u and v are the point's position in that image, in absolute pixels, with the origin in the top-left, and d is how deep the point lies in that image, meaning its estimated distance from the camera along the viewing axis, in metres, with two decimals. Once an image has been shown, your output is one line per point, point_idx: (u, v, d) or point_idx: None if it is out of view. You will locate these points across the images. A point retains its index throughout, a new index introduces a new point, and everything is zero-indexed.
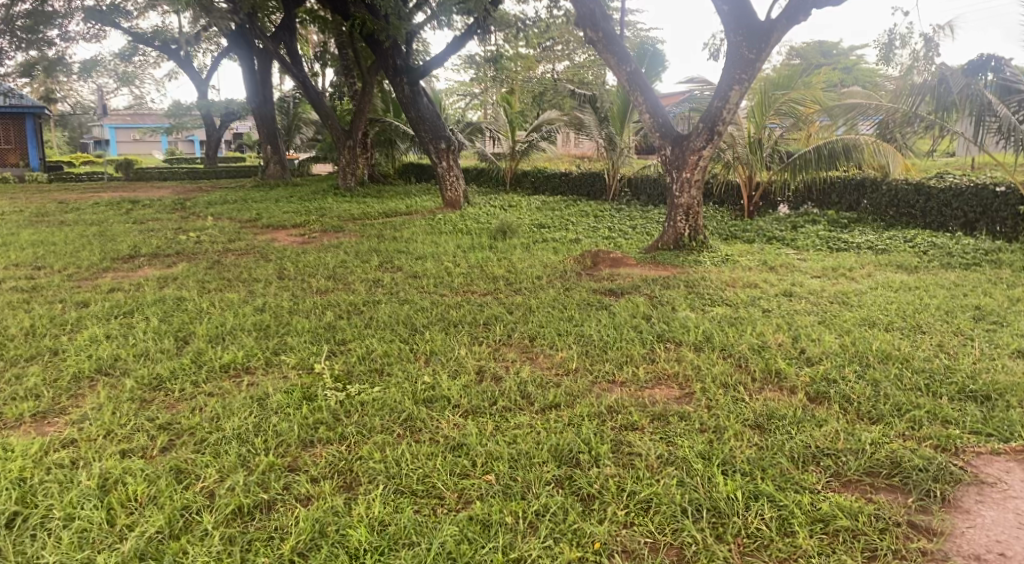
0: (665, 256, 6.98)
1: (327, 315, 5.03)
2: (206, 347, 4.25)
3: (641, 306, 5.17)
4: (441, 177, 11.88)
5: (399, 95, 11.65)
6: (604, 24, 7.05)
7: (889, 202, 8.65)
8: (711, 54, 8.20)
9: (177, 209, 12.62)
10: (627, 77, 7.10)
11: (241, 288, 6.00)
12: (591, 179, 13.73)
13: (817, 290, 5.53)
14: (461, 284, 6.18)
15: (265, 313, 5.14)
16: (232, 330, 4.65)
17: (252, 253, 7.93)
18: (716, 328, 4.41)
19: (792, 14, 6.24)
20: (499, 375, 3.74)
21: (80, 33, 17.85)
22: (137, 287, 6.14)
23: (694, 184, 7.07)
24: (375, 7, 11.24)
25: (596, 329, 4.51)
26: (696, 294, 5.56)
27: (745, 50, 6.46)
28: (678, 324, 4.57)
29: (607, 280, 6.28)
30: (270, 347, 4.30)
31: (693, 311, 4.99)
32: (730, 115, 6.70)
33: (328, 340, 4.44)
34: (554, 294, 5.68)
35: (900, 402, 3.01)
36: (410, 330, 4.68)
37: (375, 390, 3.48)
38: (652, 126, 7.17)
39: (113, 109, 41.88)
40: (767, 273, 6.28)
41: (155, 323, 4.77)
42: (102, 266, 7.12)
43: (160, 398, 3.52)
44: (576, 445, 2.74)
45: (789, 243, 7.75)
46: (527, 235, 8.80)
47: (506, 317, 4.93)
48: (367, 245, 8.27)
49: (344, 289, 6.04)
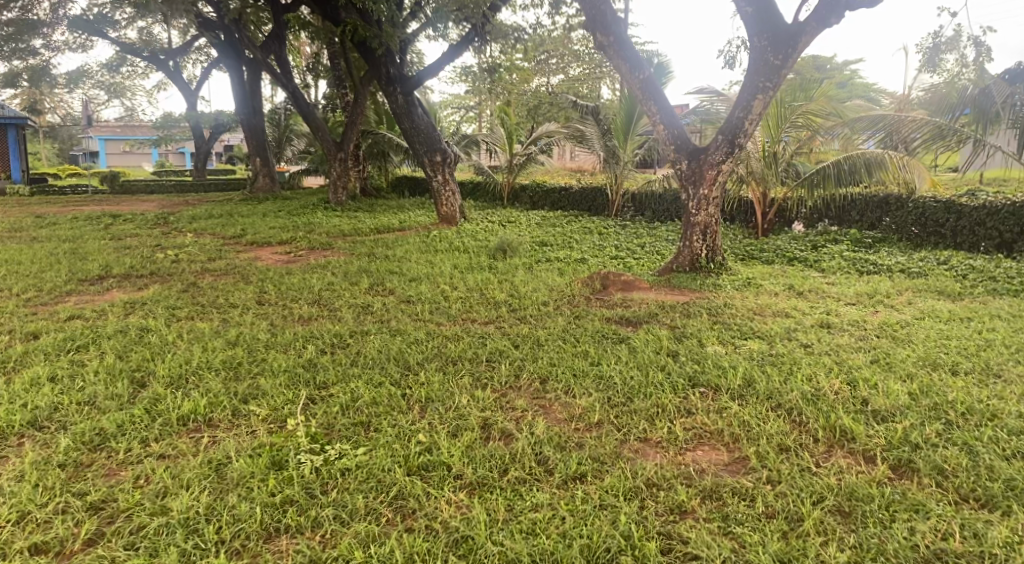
0: (680, 280, 6.42)
1: (309, 350, 4.42)
2: (164, 392, 3.62)
3: (664, 338, 4.59)
4: (437, 191, 11.31)
5: (393, 106, 11.05)
6: (616, 28, 6.51)
7: (915, 219, 8.13)
8: (726, 63, 7.67)
9: (160, 224, 12.02)
10: (640, 86, 6.56)
11: (214, 316, 5.38)
12: (592, 195, 13.20)
13: (857, 321, 5.00)
14: (459, 311, 5.59)
15: (238, 347, 4.51)
16: (197, 370, 4.02)
17: (232, 274, 7.31)
18: (756, 370, 3.85)
19: (823, 16, 5.72)
20: (509, 430, 3.15)
21: (66, 43, 17.28)
22: (101, 315, 5.50)
23: (712, 202, 6.50)
24: (367, 13, 10.71)
25: (618, 369, 3.92)
26: (723, 325, 4.99)
27: (770, 55, 5.92)
28: (711, 363, 3.99)
29: (620, 306, 5.71)
30: (238, 393, 3.68)
31: (724, 347, 4.43)
32: (753, 126, 6.16)
33: (307, 385, 3.82)
34: (563, 324, 5.09)
35: (1010, 477, 2.54)
36: (402, 370, 4.06)
37: (361, 453, 2.89)
38: (666, 138, 6.60)
39: (101, 121, 41.23)
40: (796, 299, 5.76)
41: (110, 359, 4.14)
42: (65, 289, 6.48)
43: (99, 461, 2.91)
44: (615, 542, 2.24)
45: (813, 265, 7.20)
46: (529, 254, 8.22)
47: (511, 353, 4.34)
48: (357, 264, 7.68)
49: (329, 317, 5.43)
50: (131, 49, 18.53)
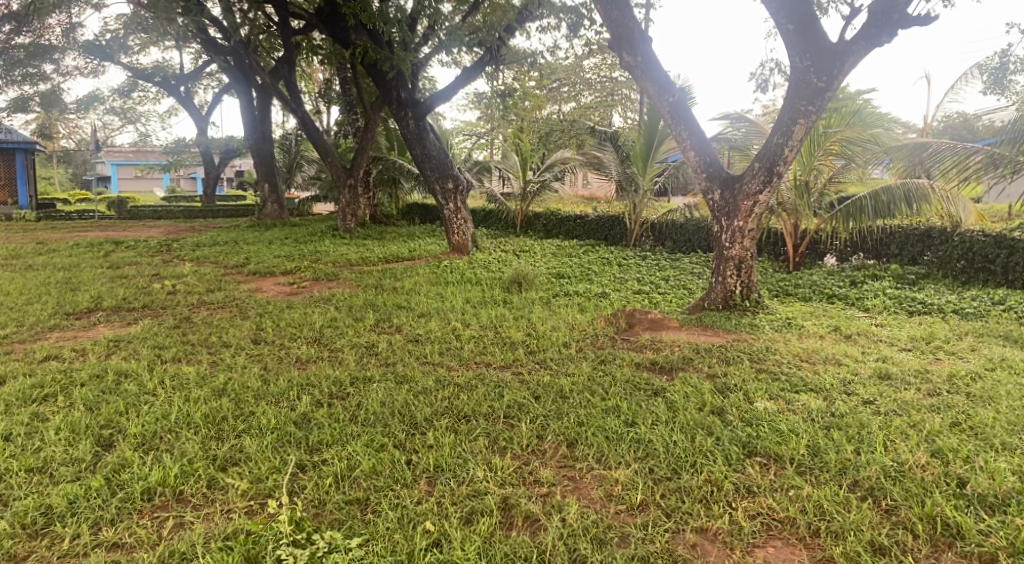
0: (714, 319, 5.89)
1: (303, 402, 3.90)
2: (130, 456, 3.11)
3: (705, 391, 4.03)
4: (448, 219, 10.88)
5: (403, 131, 10.65)
6: (643, 47, 6.08)
7: (961, 254, 7.57)
8: (758, 86, 7.22)
9: (161, 252, 11.64)
10: (669, 108, 6.09)
11: (204, 359, 4.87)
12: (609, 223, 12.71)
13: (920, 372, 4.45)
14: (471, 353, 5.07)
15: (225, 397, 4.01)
16: (174, 426, 3.52)
17: (230, 308, 6.85)
18: (821, 437, 3.30)
19: (872, 35, 5.29)
20: (535, 514, 2.69)
21: (78, 68, 17.19)
22: (80, 355, 5.01)
23: (747, 234, 5.98)
24: (377, 34, 10.33)
25: (658, 432, 3.38)
26: (770, 376, 4.43)
27: (813, 77, 5.45)
28: (766, 426, 3.44)
29: (651, 349, 5.17)
30: (216, 458, 3.18)
31: (776, 404, 3.87)
32: (793, 153, 5.66)
33: (297, 447, 3.31)
34: (589, 370, 4.55)
35: None
36: (407, 428, 3.53)
37: (355, 546, 2.46)
38: (696, 165, 6.11)
39: (115, 147, 41.33)
40: (844, 343, 5.24)
41: (76, 413, 3.64)
42: (49, 323, 6.02)
43: (37, 554, 2.47)
44: None
45: (854, 303, 6.66)
46: (546, 287, 7.71)
47: (532, 406, 3.81)
48: (363, 297, 7.20)
49: (329, 360, 4.92)
50: (143, 74, 18.43)
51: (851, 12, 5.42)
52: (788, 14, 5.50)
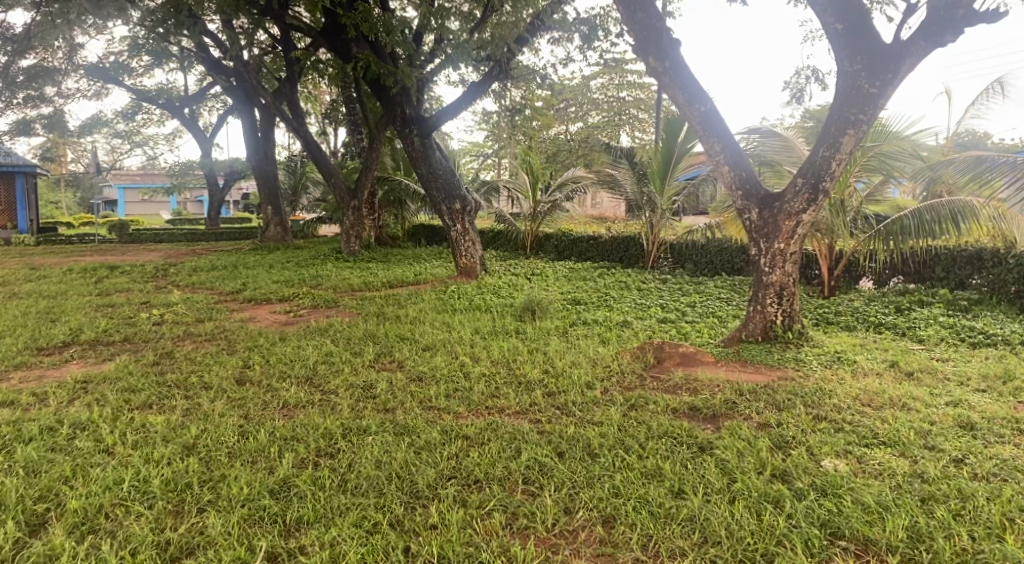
0: (753, 352, 5.26)
1: (284, 461, 3.28)
2: (62, 546, 2.57)
3: (761, 448, 3.38)
4: (455, 241, 10.34)
5: (408, 149, 10.15)
6: (672, 52, 5.51)
7: (1017, 277, 6.96)
8: (793, 97, 6.65)
9: (156, 277, 11.13)
10: (700, 118, 5.51)
11: (177, 404, 4.27)
12: (624, 244, 12.10)
13: (1009, 420, 3.79)
14: (482, 395, 4.42)
15: (194, 455, 3.40)
16: (125, 498, 2.92)
17: (218, 341, 6.27)
18: (920, 513, 2.67)
19: (933, 33, 4.73)
20: None
21: (80, 91, 16.86)
22: (39, 401, 4.41)
23: (789, 257, 5.35)
24: (380, 48, 9.82)
25: (717, 505, 2.77)
26: (832, 425, 3.75)
27: (865, 82, 4.87)
28: (849, 498, 2.79)
29: (685, 389, 4.54)
30: (169, 545, 2.60)
31: (848, 463, 3.23)
32: (841, 167, 5.06)
33: (271, 526, 2.72)
34: (620, 417, 3.92)
35: None
36: (407, 499, 2.91)
37: None
38: (731, 181, 5.51)
39: (122, 170, 41.30)
40: (908, 381, 4.62)
41: (10, 480, 3.06)
42: (15, 360, 5.45)
43: None
44: None
45: (906, 332, 6.02)
46: (562, 314, 7.09)
47: (555, 468, 3.16)
48: (364, 328, 6.59)
49: (320, 406, 4.28)
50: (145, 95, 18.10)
51: (907, 9, 4.86)
52: (836, 12, 4.96)
